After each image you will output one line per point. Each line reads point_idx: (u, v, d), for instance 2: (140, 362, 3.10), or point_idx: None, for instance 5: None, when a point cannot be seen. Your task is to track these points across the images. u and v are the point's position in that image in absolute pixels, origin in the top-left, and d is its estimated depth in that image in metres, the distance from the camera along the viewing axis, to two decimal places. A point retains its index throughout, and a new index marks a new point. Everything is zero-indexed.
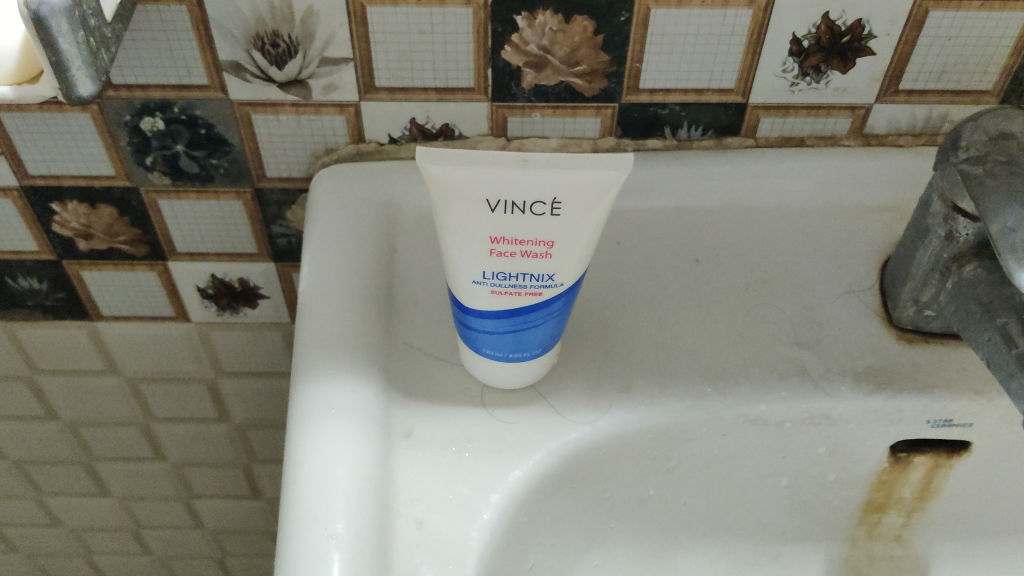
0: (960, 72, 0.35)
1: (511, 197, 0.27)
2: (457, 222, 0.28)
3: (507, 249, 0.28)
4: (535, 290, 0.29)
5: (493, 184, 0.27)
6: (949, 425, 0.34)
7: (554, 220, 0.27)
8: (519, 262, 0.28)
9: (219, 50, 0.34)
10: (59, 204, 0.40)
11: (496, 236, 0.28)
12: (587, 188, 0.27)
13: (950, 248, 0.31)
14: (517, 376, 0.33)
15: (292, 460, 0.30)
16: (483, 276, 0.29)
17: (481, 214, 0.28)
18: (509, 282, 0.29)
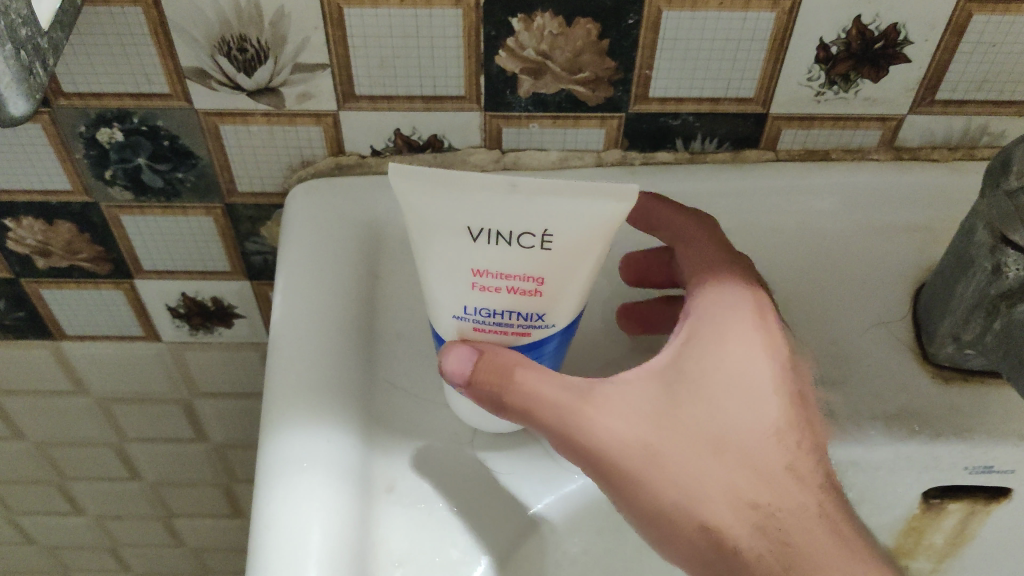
0: (1004, 81, 0.32)
1: (495, 226, 0.23)
2: (436, 251, 0.25)
3: (491, 284, 0.25)
4: (524, 330, 0.26)
5: (474, 212, 0.23)
6: (989, 472, 0.31)
7: (545, 253, 0.24)
8: (506, 297, 0.25)
9: (181, 56, 0.30)
10: (13, 220, 0.36)
11: (478, 269, 0.25)
12: (584, 219, 0.23)
13: (997, 284, 0.28)
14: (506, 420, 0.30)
15: (260, 519, 0.26)
16: (464, 311, 0.26)
17: (462, 244, 0.24)
18: (493, 319, 0.26)
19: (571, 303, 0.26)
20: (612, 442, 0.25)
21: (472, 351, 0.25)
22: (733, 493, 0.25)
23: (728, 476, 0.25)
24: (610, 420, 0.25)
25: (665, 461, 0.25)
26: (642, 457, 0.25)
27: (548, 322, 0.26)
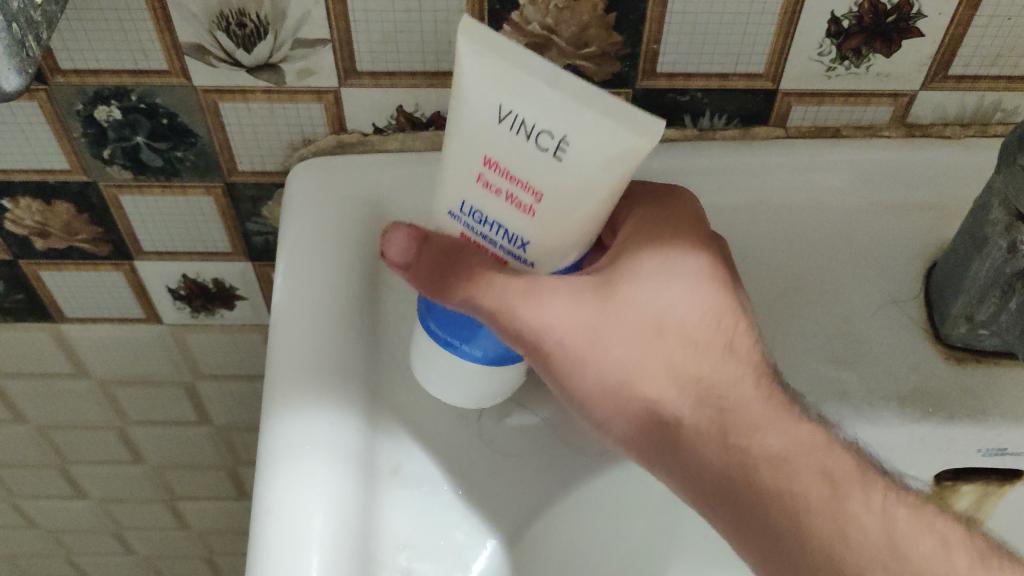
0: (1018, 56, 0.31)
1: (521, 113, 0.22)
2: (462, 124, 0.23)
3: (494, 182, 0.23)
4: (502, 255, 0.25)
5: (511, 89, 0.22)
6: (1002, 455, 0.31)
7: (554, 165, 0.22)
8: (501, 203, 0.24)
9: (179, 31, 0.30)
10: (10, 200, 0.36)
11: (490, 160, 0.23)
12: (604, 146, 0.22)
13: (1013, 263, 0.27)
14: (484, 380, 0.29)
15: (263, 505, 0.26)
16: (460, 208, 0.25)
17: (488, 122, 0.23)
18: (483, 229, 0.25)
19: (563, 245, 0.24)
20: (554, 325, 0.24)
21: (415, 236, 0.26)
22: (675, 369, 0.25)
23: (670, 353, 0.25)
24: (556, 308, 0.24)
25: (608, 340, 0.25)
26: (583, 336, 0.25)
27: (528, 258, 0.24)
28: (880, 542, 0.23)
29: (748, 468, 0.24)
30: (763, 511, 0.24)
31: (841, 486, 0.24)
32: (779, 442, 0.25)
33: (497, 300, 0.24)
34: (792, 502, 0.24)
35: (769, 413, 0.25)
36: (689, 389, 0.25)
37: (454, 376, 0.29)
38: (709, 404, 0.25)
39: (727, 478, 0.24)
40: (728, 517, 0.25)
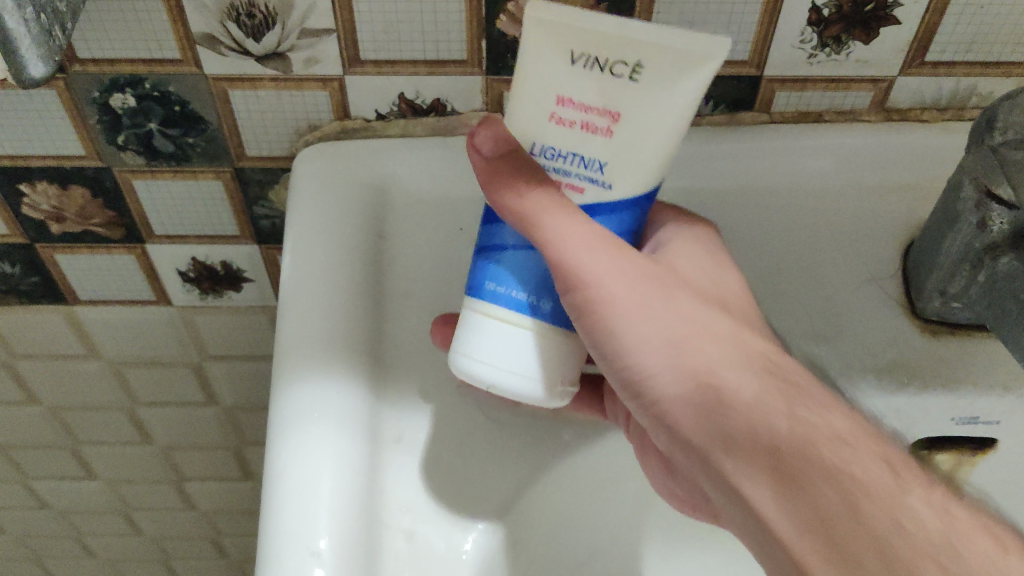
0: (991, 43, 0.32)
1: (593, 51, 0.23)
2: (529, 72, 0.24)
3: (568, 117, 0.24)
4: (577, 184, 0.26)
5: (577, 33, 0.23)
6: (974, 423, 0.33)
7: (631, 91, 0.23)
8: (576, 135, 0.25)
9: (191, 22, 0.31)
10: (28, 185, 0.37)
11: (562, 98, 0.24)
12: (675, 66, 0.23)
13: (983, 238, 0.29)
14: (557, 350, 0.27)
15: (273, 469, 0.28)
16: (531, 150, 0.25)
17: (559, 65, 0.24)
18: (555, 163, 0.25)
19: (639, 170, 0.25)
20: (617, 272, 0.25)
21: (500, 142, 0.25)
22: (724, 340, 0.26)
23: (719, 329, 0.26)
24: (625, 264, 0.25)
25: (665, 303, 0.26)
26: (644, 291, 0.25)
27: (604, 180, 0.25)
28: (938, 539, 0.23)
29: (803, 434, 0.24)
30: (825, 483, 0.23)
31: (892, 471, 0.24)
32: (824, 426, 0.25)
33: (572, 234, 0.24)
34: (852, 483, 0.23)
35: (810, 393, 0.26)
36: (737, 357, 0.26)
37: (528, 338, 0.26)
38: (756, 371, 0.25)
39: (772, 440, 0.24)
40: (782, 486, 0.24)
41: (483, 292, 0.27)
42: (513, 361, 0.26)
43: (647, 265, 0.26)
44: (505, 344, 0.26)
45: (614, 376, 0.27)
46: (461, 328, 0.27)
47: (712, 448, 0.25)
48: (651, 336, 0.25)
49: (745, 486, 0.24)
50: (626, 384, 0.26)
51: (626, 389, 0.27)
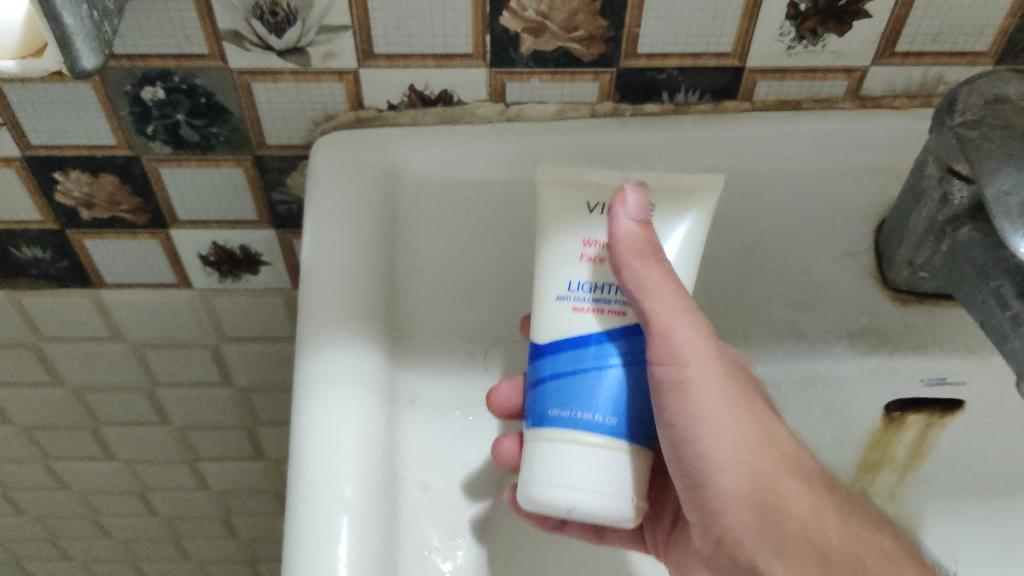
0: (955, 34, 0.35)
1: (608, 196, 0.29)
2: (556, 228, 0.30)
3: (597, 254, 0.29)
4: (619, 308, 0.29)
5: (591, 185, 0.30)
6: (942, 384, 0.36)
7: (647, 222, 0.29)
8: (608, 267, 0.29)
9: (219, 19, 0.34)
10: (61, 173, 0.40)
11: (589, 239, 0.29)
12: (679, 201, 0.29)
13: (945, 211, 0.32)
14: (644, 471, 0.28)
15: (301, 424, 0.30)
16: (569, 288, 0.29)
17: (581, 215, 0.30)
18: (593, 296, 0.29)
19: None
20: (707, 372, 0.27)
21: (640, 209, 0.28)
22: (790, 457, 0.27)
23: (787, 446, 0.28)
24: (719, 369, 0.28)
25: (743, 407, 0.27)
26: (727, 395, 0.27)
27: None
28: None
29: (852, 553, 0.26)
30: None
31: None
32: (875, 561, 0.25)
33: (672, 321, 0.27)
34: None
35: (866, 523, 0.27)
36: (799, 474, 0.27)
37: (626, 460, 0.27)
38: (815, 493, 0.27)
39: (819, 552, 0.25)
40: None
41: (568, 423, 0.27)
42: (618, 484, 0.27)
43: (733, 373, 0.28)
44: (606, 470, 0.27)
45: (682, 474, 0.28)
46: (546, 464, 0.27)
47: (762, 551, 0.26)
48: (726, 435, 0.27)
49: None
50: (692, 484, 0.28)
51: (690, 488, 0.28)
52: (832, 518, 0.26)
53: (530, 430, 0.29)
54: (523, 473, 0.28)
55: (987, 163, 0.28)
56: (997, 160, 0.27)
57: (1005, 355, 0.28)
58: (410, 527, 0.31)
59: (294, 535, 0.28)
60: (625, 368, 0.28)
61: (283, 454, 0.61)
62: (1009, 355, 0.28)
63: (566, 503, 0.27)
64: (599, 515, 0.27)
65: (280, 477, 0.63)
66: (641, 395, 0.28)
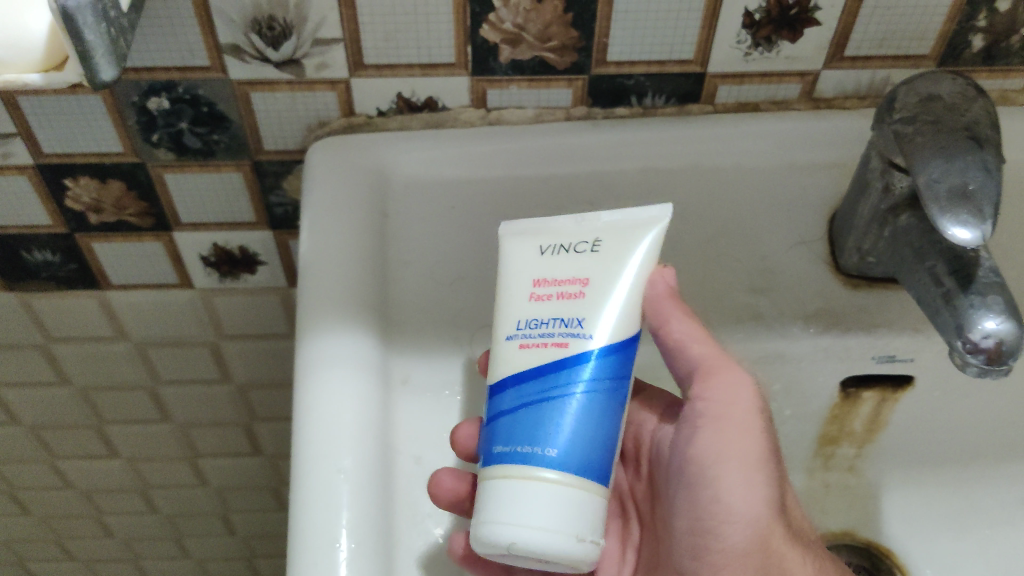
0: (899, 39, 0.38)
1: (559, 240, 0.32)
2: (511, 273, 0.32)
3: (546, 292, 0.31)
4: (560, 339, 0.30)
5: (546, 231, 0.32)
6: (892, 361, 0.41)
7: (594, 257, 0.31)
8: (555, 303, 0.31)
9: (220, 35, 0.36)
10: (71, 180, 0.43)
11: (539, 279, 0.31)
12: (626, 236, 0.31)
13: (887, 200, 0.35)
14: (595, 511, 0.28)
15: (302, 404, 0.33)
16: (517, 326, 0.31)
17: (533, 258, 0.32)
18: (539, 332, 0.30)
19: (613, 326, 0.30)
20: (748, 433, 0.31)
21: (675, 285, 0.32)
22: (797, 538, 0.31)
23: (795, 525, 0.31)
24: (761, 434, 0.31)
25: (770, 475, 0.31)
26: (764, 462, 0.31)
27: (584, 333, 0.30)
28: None
29: None
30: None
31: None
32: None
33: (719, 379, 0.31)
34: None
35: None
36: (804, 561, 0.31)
37: (579, 498, 0.27)
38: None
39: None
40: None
41: (522, 462, 0.28)
42: (570, 522, 0.27)
43: (774, 444, 0.32)
44: (559, 508, 0.27)
45: (690, 523, 0.32)
46: (500, 502, 0.27)
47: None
48: (751, 499, 0.30)
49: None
50: (701, 534, 0.31)
51: (697, 537, 0.32)
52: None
53: (485, 466, 0.29)
54: (476, 511, 0.28)
55: (919, 155, 0.31)
56: (929, 152, 0.31)
57: (938, 326, 0.32)
58: (403, 496, 0.35)
59: (297, 503, 0.31)
60: (582, 396, 0.29)
61: (279, 450, 0.63)
62: (940, 326, 0.32)
63: (520, 543, 0.27)
64: (552, 554, 0.27)
65: (277, 471, 0.65)
66: (595, 425, 0.29)
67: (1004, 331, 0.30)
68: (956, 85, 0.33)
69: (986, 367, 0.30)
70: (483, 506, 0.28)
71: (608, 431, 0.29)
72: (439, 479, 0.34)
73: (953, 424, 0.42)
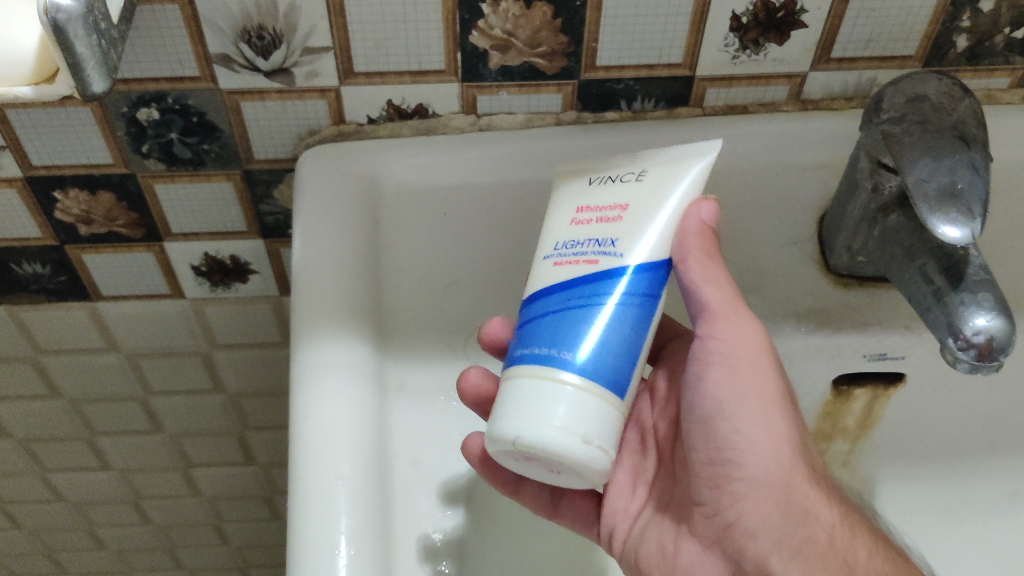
0: (885, 40, 0.39)
1: (611, 174, 0.33)
2: (561, 207, 0.33)
3: (588, 217, 0.32)
4: (593, 258, 0.30)
5: (601, 168, 0.33)
6: (883, 358, 0.41)
7: (636, 185, 0.32)
8: (593, 226, 0.31)
9: (209, 44, 0.36)
10: (61, 192, 0.42)
11: (584, 208, 0.32)
12: (672, 167, 0.32)
13: (876, 200, 0.35)
14: (613, 419, 0.28)
15: (298, 411, 0.33)
16: (555, 248, 0.32)
17: (585, 191, 0.33)
18: (573, 252, 0.31)
19: (648, 246, 0.30)
20: (756, 371, 0.31)
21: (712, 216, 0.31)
22: (814, 470, 0.31)
23: (810, 458, 0.32)
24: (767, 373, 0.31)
25: (784, 408, 0.31)
26: (776, 399, 0.31)
27: (619, 252, 0.30)
28: None
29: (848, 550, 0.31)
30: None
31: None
32: (868, 554, 0.31)
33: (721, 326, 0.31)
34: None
35: (872, 539, 0.32)
36: (823, 492, 0.31)
37: (587, 399, 0.27)
38: (835, 510, 0.31)
39: (839, 557, 0.30)
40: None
41: (545, 365, 0.28)
42: (587, 426, 0.27)
43: (783, 382, 0.32)
44: (576, 411, 0.27)
45: (708, 454, 0.31)
46: (518, 402, 0.27)
47: (786, 545, 0.30)
48: (771, 430, 0.30)
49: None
50: (720, 467, 0.31)
51: (716, 470, 0.31)
52: (846, 528, 0.31)
53: (511, 366, 0.29)
54: (494, 413, 0.28)
55: (908, 154, 0.31)
56: (917, 151, 0.31)
57: (930, 323, 0.32)
58: (401, 499, 0.34)
59: (295, 510, 0.31)
60: (615, 305, 0.29)
61: (271, 458, 0.63)
62: (931, 323, 0.32)
63: (534, 441, 0.27)
64: (564, 454, 0.27)
65: (270, 481, 0.65)
66: (624, 334, 0.29)
67: (994, 328, 0.30)
68: (942, 85, 0.33)
69: (977, 363, 0.30)
70: (499, 407, 0.28)
71: (636, 344, 0.29)
72: (468, 376, 0.36)
73: (943, 419, 0.43)
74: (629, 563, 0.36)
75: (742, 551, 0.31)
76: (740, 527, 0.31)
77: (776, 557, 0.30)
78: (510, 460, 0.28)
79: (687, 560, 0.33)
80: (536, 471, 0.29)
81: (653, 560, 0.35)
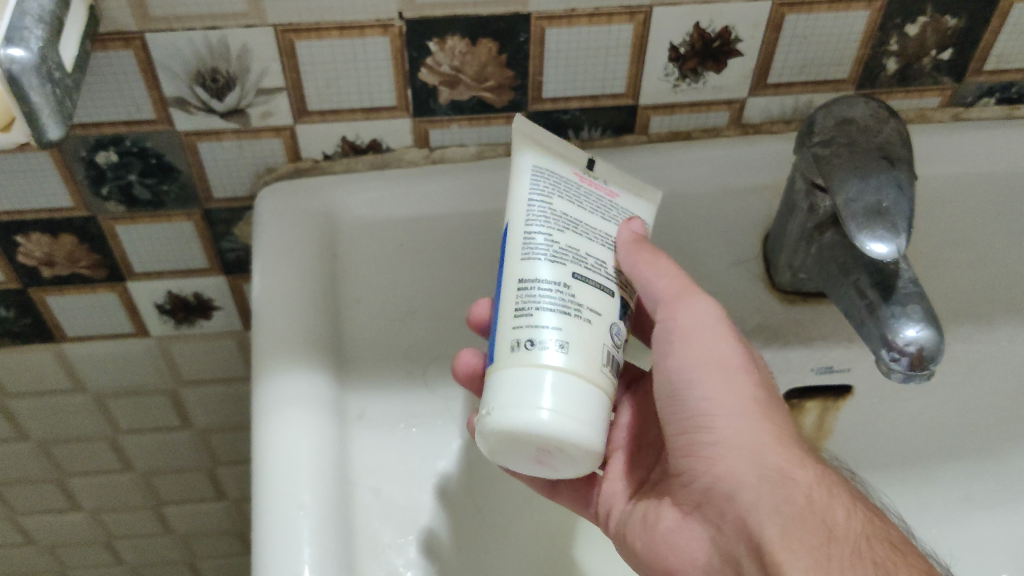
0: (818, 65, 0.40)
1: None
2: None
3: None
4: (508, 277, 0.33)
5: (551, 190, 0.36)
6: (830, 372, 0.43)
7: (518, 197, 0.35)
8: None
9: (164, 88, 0.37)
10: (23, 236, 0.43)
11: None
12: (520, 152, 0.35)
13: (812, 218, 0.37)
14: (505, 378, 0.28)
15: (259, 444, 0.34)
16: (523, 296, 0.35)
17: None
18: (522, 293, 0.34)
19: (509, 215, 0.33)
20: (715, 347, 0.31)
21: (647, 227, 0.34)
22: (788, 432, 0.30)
23: (782, 419, 0.30)
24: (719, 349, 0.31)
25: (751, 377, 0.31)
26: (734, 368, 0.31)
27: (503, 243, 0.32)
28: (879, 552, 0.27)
29: (828, 508, 0.28)
30: (849, 554, 0.26)
31: (911, 562, 0.27)
32: (851, 515, 0.28)
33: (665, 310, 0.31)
34: (880, 567, 0.26)
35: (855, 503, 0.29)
36: (798, 450, 0.29)
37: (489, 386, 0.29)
38: (814, 471, 0.29)
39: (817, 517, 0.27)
40: (809, 543, 0.26)
41: (520, 351, 0.28)
42: (561, 403, 0.27)
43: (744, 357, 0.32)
44: (544, 389, 0.27)
45: (679, 428, 0.31)
46: (509, 393, 0.28)
47: (759, 504, 0.28)
48: (734, 393, 0.30)
49: (777, 547, 0.26)
50: (692, 436, 0.30)
51: (687, 444, 0.30)
52: (826, 488, 0.28)
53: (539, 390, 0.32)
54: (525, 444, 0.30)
55: (837, 175, 0.33)
56: (845, 172, 0.32)
57: (864, 336, 0.34)
58: (363, 528, 0.35)
59: (258, 542, 0.31)
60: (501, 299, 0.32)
61: (242, 493, 0.64)
62: (866, 336, 0.33)
63: (514, 425, 0.27)
64: (549, 433, 0.27)
65: (241, 515, 0.65)
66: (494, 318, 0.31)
67: (925, 338, 0.31)
68: (869, 107, 0.34)
69: (909, 372, 0.32)
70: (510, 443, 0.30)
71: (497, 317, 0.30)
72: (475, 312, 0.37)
73: (889, 425, 0.44)
74: (619, 543, 0.36)
75: (722, 518, 0.29)
76: (717, 494, 0.29)
77: (753, 517, 0.28)
78: (542, 467, 0.29)
79: (666, 540, 0.32)
80: (553, 462, 0.28)
81: (636, 544, 0.34)
